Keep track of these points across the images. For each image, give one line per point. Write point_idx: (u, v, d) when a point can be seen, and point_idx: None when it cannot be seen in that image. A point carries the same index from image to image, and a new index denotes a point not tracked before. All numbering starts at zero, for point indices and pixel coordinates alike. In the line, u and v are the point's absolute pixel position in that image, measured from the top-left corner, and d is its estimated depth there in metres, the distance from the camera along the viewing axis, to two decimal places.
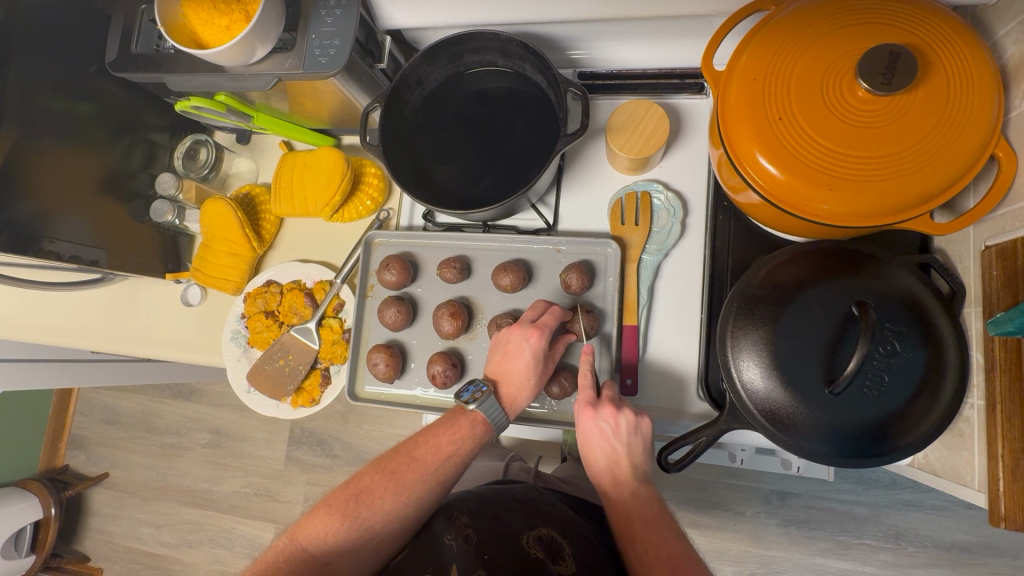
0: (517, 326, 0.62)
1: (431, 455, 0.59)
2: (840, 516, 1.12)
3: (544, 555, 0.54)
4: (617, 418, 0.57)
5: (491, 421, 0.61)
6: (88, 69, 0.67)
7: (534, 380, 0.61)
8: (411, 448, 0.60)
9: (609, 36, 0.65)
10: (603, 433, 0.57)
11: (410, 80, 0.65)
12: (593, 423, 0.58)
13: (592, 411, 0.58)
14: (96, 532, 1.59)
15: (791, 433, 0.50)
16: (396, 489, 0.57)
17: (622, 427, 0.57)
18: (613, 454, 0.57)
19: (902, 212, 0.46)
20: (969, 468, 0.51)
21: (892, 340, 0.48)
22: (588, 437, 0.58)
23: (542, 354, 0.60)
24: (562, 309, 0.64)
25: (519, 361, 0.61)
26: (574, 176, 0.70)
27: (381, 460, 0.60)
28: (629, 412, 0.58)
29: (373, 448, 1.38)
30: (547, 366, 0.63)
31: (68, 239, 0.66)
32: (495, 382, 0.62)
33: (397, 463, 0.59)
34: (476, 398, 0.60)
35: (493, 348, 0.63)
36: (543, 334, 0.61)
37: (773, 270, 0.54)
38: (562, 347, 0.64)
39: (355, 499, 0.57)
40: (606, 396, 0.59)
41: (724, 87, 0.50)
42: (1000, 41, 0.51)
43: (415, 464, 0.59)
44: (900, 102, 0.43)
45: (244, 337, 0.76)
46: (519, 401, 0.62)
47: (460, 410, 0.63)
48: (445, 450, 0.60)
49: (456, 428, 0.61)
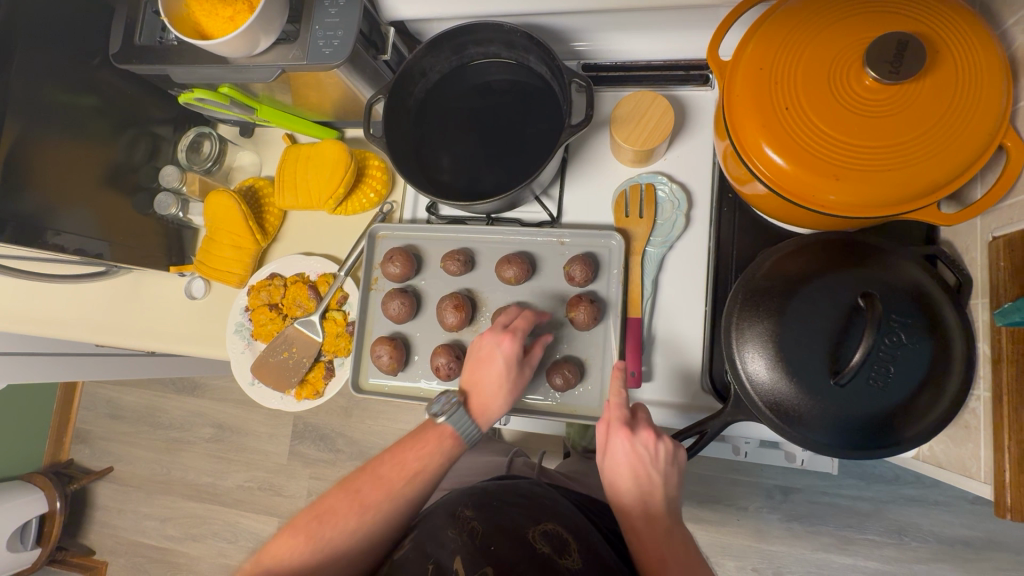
0: (489, 331, 0.62)
1: (397, 473, 0.57)
2: (843, 511, 1.12)
3: (550, 550, 0.54)
4: (656, 445, 0.54)
5: (461, 434, 0.60)
6: (92, 62, 0.67)
7: (505, 386, 0.61)
8: (377, 465, 0.58)
9: (613, 27, 0.65)
10: (638, 456, 0.54)
11: (413, 72, 0.65)
12: (626, 446, 0.54)
13: (628, 433, 0.54)
14: (101, 526, 1.60)
15: (796, 425, 0.50)
16: (360, 509, 0.55)
17: (660, 456, 0.54)
18: (648, 483, 0.54)
19: (910, 202, 0.46)
20: (975, 460, 0.51)
21: (897, 331, 0.48)
22: (617, 458, 0.55)
23: (513, 360, 0.60)
24: (534, 312, 0.64)
25: (490, 367, 0.61)
26: (578, 169, 0.70)
27: (346, 480, 0.58)
28: (668, 440, 0.55)
29: (375, 443, 1.39)
30: (521, 374, 0.62)
31: (73, 231, 0.67)
32: (466, 391, 0.62)
33: (362, 482, 0.57)
34: (444, 410, 0.60)
35: (468, 356, 0.63)
36: (515, 339, 0.61)
37: (779, 261, 0.54)
38: (538, 353, 0.63)
39: (317, 519, 0.54)
40: (642, 419, 0.56)
41: (728, 77, 0.50)
42: (1009, 30, 0.51)
43: (381, 483, 0.57)
44: (907, 91, 0.43)
45: (248, 330, 0.76)
46: (488, 411, 0.61)
47: (428, 423, 0.61)
48: (412, 466, 0.58)
49: (422, 444, 0.59)
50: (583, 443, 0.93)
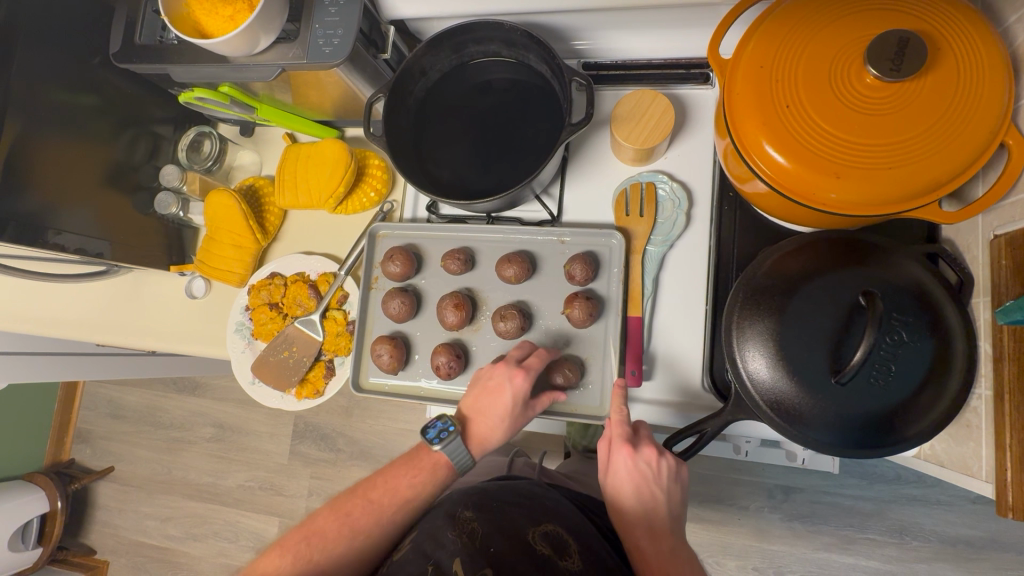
0: (503, 363, 0.62)
1: (388, 498, 0.59)
2: (844, 511, 1.11)
3: (550, 551, 0.54)
4: (659, 462, 0.56)
5: (453, 462, 0.61)
6: (92, 61, 0.67)
7: (508, 421, 0.60)
8: (368, 489, 0.60)
9: (614, 26, 0.65)
10: (641, 474, 0.56)
11: (413, 70, 0.64)
12: (629, 463, 0.56)
13: (631, 450, 0.56)
14: (102, 526, 1.60)
15: (797, 425, 0.50)
16: (350, 532, 0.57)
17: (662, 472, 0.56)
18: (652, 500, 0.56)
19: (911, 200, 0.45)
20: (977, 459, 0.51)
21: (899, 330, 0.48)
22: (621, 475, 0.56)
23: (522, 398, 0.60)
24: (549, 352, 0.63)
25: (495, 399, 0.60)
26: (579, 167, 0.69)
27: (337, 501, 0.60)
28: (670, 457, 0.57)
29: (375, 442, 1.39)
30: (526, 412, 0.61)
31: (74, 231, 0.67)
32: (467, 418, 0.62)
33: (352, 505, 0.59)
34: (440, 438, 0.60)
35: (475, 382, 0.63)
36: (528, 377, 0.60)
37: (780, 260, 0.54)
38: (545, 400, 0.62)
39: (307, 540, 0.56)
40: (644, 437, 0.57)
41: (729, 75, 0.50)
42: (1011, 27, 0.51)
43: (371, 507, 0.59)
44: (908, 89, 0.43)
45: (248, 329, 0.76)
46: (485, 442, 0.61)
47: (424, 448, 0.63)
48: (403, 492, 0.60)
49: (416, 470, 0.61)
50: (583, 443, 0.93)
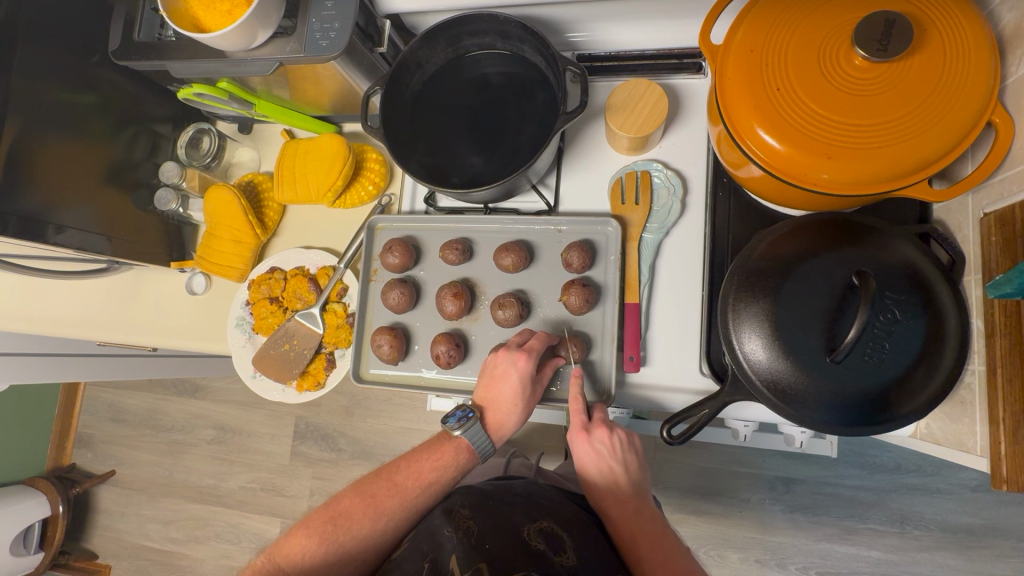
0: (505, 350, 0.62)
1: (412, 482, 0.62)
2: (845, 501, 1.12)
3: (545, 546, 0.54)
4: (611, 438, 0.60)
5: (473, 446, 0.63)
6: (91, 58, 0.68)
7: (521, 405, 0.61)
8: (392, 472, 0.63)
9: (606, 17, 0.66)
10: (600, 454, 0.60)
11: (410, 64, 0.66)
12: (587, 446, 0.59)
13: (586, 435, 0.59)
14: (103, 530, 1.60)
15: (793, 404, 0.50)
16: (375, 514, 0.60)
17: (616, 446, 0.60)
18: (611, 473, 0.60)
19: (902, 178, 0.46)
20: (972, 435, 0.52)
21: (892, 309, 0.49)
22: (583, 458, 0.60)
23: (528, 378, 0.60)
24: (548, 334, 0.64)
25: (506, 386, 0.61)
26: (576, 156, 0.70)
27: (361, 483, 0.62)
28: (619, 431, 0.61)
29: (376, 441, 1.39)
30: (536, 391, 0.63)
31: (74, 226, 0.67)
32: (483, 407, 0.63)
33: (377, 488, 0.61)
34: (461, 425, 0.62)
35: (482, 373, 0.63)
36: (530, 358, 0.61)
37: (774, 243, 0.55)
38: (550, 371, 0.63)
39: (332, 522, 0.58)
40: (598, 418, 0.61)
41: (721, 61, 0.51)
42: (995, 10, 0.52)
43: (395, 490, 0.61)
44: (895, 69, 0.44)
45: (248, 323, 0.77)
46: (504, 428, 0.63)
47: (445, 436, 0.66)
48: (426, 476, 0.62)
49: (438, 455, 0.63)
50: None
